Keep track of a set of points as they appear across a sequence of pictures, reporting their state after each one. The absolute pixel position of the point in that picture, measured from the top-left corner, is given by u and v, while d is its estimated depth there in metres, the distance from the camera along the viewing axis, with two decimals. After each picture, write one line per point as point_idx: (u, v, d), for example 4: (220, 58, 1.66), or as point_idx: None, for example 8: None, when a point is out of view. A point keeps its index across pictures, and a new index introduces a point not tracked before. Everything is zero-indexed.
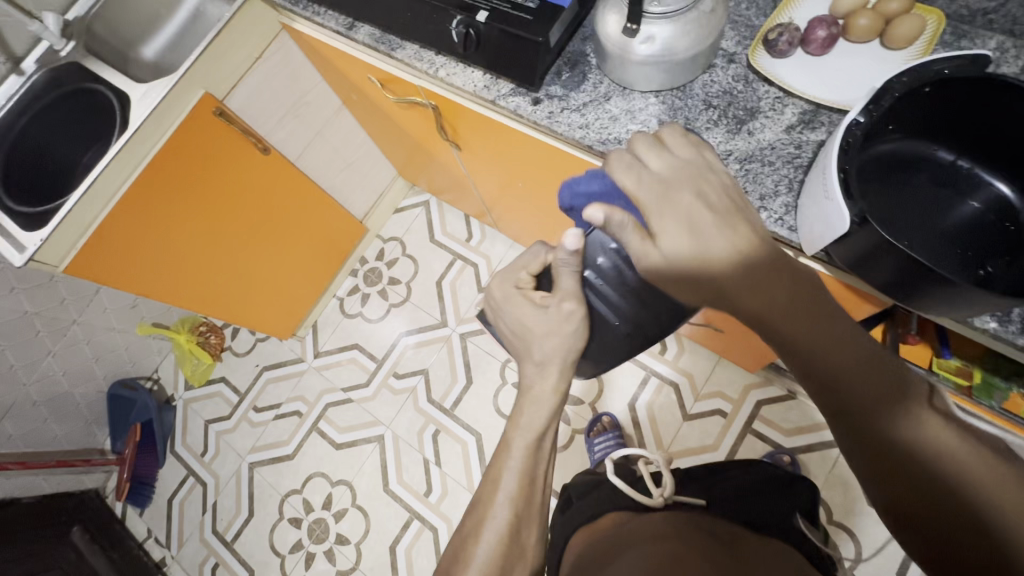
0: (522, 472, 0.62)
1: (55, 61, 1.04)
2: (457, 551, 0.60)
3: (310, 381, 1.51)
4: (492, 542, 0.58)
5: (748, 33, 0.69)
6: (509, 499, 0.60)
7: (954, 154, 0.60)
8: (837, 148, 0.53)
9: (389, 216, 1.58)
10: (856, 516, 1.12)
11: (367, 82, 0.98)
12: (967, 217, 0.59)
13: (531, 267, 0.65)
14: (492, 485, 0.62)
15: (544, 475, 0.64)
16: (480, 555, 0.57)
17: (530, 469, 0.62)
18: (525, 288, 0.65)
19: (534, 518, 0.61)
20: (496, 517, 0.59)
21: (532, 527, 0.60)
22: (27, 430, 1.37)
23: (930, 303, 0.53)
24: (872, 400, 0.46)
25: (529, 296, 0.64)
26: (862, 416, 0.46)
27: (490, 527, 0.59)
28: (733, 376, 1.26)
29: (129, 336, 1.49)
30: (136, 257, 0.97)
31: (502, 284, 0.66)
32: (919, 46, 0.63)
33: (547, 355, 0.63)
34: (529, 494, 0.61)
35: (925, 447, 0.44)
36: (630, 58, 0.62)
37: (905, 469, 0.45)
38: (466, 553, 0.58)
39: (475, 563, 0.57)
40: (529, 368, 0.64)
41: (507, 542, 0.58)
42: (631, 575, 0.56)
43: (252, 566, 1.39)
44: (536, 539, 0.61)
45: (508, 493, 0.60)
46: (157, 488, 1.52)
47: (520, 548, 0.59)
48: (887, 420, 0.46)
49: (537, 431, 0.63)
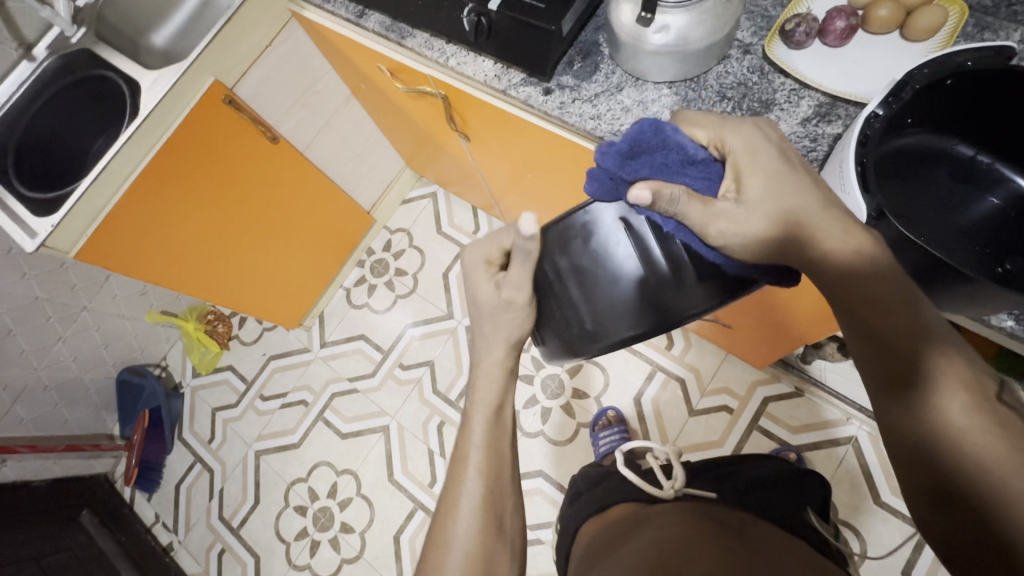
0: (487, 445, 0.63)
1: (66, 48, 1.04)
2: (437, 531, 0.60)
3: (316, 370, 1.52)
4: (472, 518, 0.59)
5: (764, 24, 0.68)
6: (480, 474, 0.61)
7: (973, 149, 0.59)
8: (855, 141, 0.52)
9: (396, 207, 1.57)
10: (862, 514, 1.12)
11: (377, 71, 0.98)
12: (984, 214, 0.58)
13: (502, 243, 0.63)
14: (459, 463, 0.62)
15: (511, 449, 0.65)
16: (460, 535, 0.58)
17: (495, 443, 0.63)
18: (494, 264, 0.63)
19: (508, 490, 0.62)
20: (470, 493, 0.60)
21: (506, 498, 0.61)
22: (39, 414, 1.39)
23: (948, 298, 0.53)
24: (908, 379, 0.48)
25: (490, 275, 0.63)
26: (908, 390, 0.48)
27: (465, 504, 0.59)
28: (740, 372, 1.25)
29: (138, 323, 1.50)
30: (149, 243, 0.98)
31: (473, 253, 0.63)
32: (939, 39, 0.62)
33: (489, 338, 0.63)
34: (498, 463, 0.62)
35: (954, 419, 0.46)
36: (644, 49, 0.61)
37: (922, 451, 0.47)
38: (443, 535, 0.59)
39: (456, 546, 0.57)
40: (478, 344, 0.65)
41: (486, 514, 0.59)
42: (637, 556, 0.57)
43: (258, 552, 1.40)
44: (512, 512, 0.62)
45: (476, 466, 0.61)
46: (165, 473, 1.53)
47: (500, 518, 0.60)
48: (927, 395, 0.47)
49: (492, 405, 0.64)
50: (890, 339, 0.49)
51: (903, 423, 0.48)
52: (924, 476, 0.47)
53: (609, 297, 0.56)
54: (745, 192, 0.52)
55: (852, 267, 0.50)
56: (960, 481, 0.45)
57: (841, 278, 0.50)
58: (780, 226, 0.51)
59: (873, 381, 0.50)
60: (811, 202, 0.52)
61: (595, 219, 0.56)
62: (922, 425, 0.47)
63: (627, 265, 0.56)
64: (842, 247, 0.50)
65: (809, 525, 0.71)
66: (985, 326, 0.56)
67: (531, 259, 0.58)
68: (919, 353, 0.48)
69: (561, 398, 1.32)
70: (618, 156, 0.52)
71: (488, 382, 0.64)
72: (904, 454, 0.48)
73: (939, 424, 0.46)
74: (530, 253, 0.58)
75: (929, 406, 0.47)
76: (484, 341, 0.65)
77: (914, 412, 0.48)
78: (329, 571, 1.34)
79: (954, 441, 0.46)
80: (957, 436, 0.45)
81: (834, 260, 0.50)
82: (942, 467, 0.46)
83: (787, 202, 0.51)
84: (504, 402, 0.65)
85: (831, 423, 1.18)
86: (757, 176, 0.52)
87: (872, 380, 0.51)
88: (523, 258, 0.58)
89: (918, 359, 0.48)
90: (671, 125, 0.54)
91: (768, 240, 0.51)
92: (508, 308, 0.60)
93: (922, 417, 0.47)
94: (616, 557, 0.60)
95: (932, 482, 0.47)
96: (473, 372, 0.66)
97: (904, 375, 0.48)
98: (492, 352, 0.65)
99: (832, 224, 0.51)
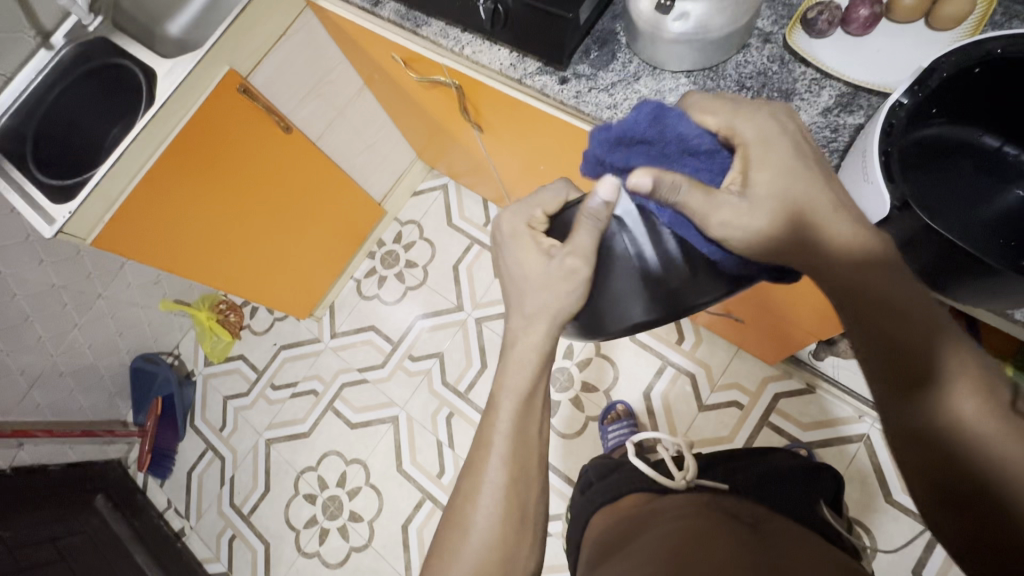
0: (513, 433, 0.60)
1: (84, 36, 1.06)
2: (455, 515, 0.60)
3: (326, 360, 1.53)
4: (495, 508, 0.58)
5: (786, 12, 0.66)
6: (502, 462, 0.59)
7: (1000, 141, 0.58)
8: (880, 130, 0.52)
9: (407, 199, 1.57)
10: (873, 512, 1.11)
11: (390, 61, 0.97)
12: (1009, 207, 0.57)
13: (548, 206, 0.63)
14: (482, 448, 0.61)
15: (538, 432, 0.62)
16: (479, 522, 0.58)
17: (521, 428, 0.61)
18: (536, 228, 0.63)
19: (533, 479, 0.60)
20: (492, 482, 0.59)
21: (531, 489, 0.60)
22: (54, 400, 1.41)
23: (971, 291, 0.52)
24: (922, 382, 0.47)
25: (536, 239, 0.62)
26: (918, 389, 0.47)
27: (487, 492, 0.59)
28: (751, 368, 1.25)
29: (151, 311, 1.51)
30: (163, 232, 0.99)
31: (514, 218, 0.63)
32: (965, 28, 0.61)
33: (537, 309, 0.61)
34: (524, 452, 0.60)
35: (964, 418, 0.45)
36: (662, 36, 0.61)
37: (932, 452, 0.46)
38: (463, 521, 0.59)
39: (475, 531, 0.58)
40: (518, 322, 0.62)
41: (510, 505, 0.58)
42: (655, 550, 0.57)
43: (268, 539, 1.42)
44: (536, 500, 0.60)
45: (500, 455, 0.59)
46: (177, 460, 1.55)
47: (523, 508, 0.59)
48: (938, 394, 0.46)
49: (522, 393, 0.61)
50: (901, 339, 0.48)
51: (916, 428, 0.47)
52: (939, 482, 0.46)
53: (623, 288, 0.57)
54: (752, 185, 0.52)
55: (861, 265, 0.50)
56: (973, 482, 0.44)
57: (853, 274, 0.50)
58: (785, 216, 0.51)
59: (882, 380, 0.49)
60: (822, 201, 0.52)
61: (620, 211, 0.57)
62: (933, 425, 0.46)
63: (641, 260, 0.55)
64: (849, 246, 0.50)
65: (824, 522, 0.70)
66: (1007, 320, 0.55)
67: (601, 226, 0.56)
68: (930, 352, 0.47)
69: (570, 391, 1.32)
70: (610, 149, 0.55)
71: (518, 368, 0.61)
72: (917, 461, 0.47)
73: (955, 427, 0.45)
74: (599, 221, 0.56)
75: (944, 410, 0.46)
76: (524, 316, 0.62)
77: (925, 412, 0.47)
78: (338, 559, 1.36)
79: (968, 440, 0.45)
80: (969, 436, 0.45)
81: (843, 257, 0.51)
82: (958, 471, 0.45)
83: (788, 193, 0.51)
84: (535, 390, 0.62)
85: (841, 420, 1.17)
86: (765, 168, 0.52)
87: (881, 386, 0.50)
88: (591, 226, 0.56)
89: (931, 359, 0.47)
90: (676, 111, 0.53)
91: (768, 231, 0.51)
92: (565, 276, 0.58)
93: (933, 416, 0.46)
94: (631, 547, 0.60)
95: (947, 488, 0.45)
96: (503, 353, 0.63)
97: (914, 374, 0.47)
98: (527, 331, 0.61)
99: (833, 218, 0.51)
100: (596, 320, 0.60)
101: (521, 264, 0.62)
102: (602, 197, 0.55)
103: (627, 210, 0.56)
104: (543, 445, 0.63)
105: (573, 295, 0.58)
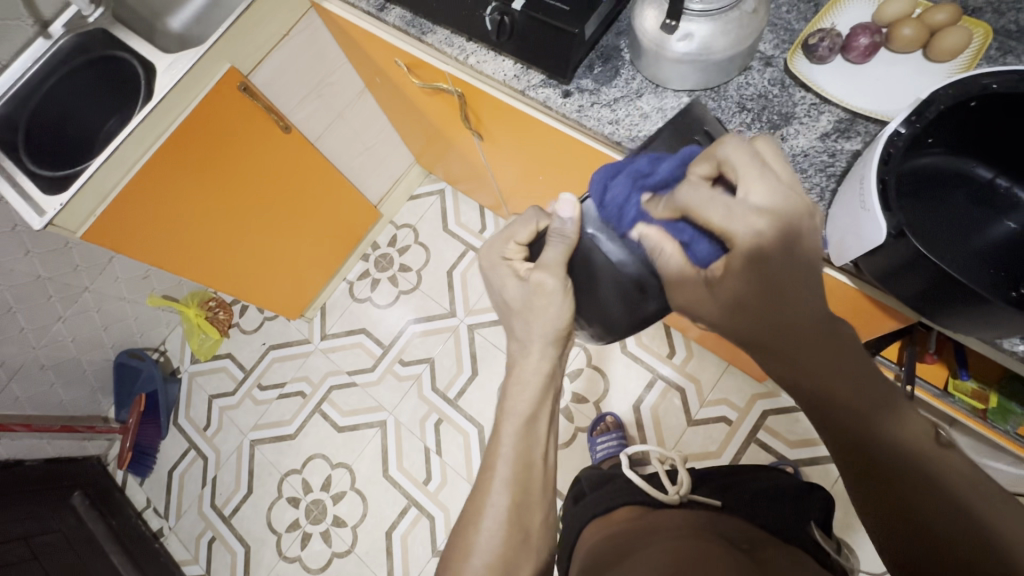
0: (517, 457, 0.61)
1: (83, 27, 1.04)
2: (457, 540, 0.60)
3: (315, 362, 1.51)
4: (497, 532, 0.58)
5: (787, 37, 0.68)
6: (506, 485, 0.60)
7: (993, 172, 0.59)
8: (876, 158, 0.53)
9: (404, 202, 1.57)
10: (855, 532, 1.12)
11: (392, 65, 0.98)
12: (1000, 237, 0.58)
13: (519, 237, 0.64)
14: (487, 473, 0.61)
15: (543, 459, 0.63)
16: (481, 545, 0.58)
17: (525, 453, 0.61)
18: (513, 259, 0.65)
19: (534, 505, 0.61)
20: (495, 504, 0.59)
21: (534, 512, 0.60)
22: (34, 393, 1.39)
23: (962, 321, 0.53)
24: (863, 414, 0.49)
25: (516, 269, 0.64)
26: (863, 427, 0.49)
27: (489, 515, 0.59)
28: (741, 385, 1.25)
29: (139, 307, 1.49)
30: (153, 227, 0.97)
31: (489, 252, 0.66)
32: (962, 61, 0.62)
33: (529, 336, 0.63)
34: (526, 477, 0.61)
35: (897, 442, 0.48)
36: (665, 55, 0.61)
37: (881, 476, 0.48)
38: (464, 543, 0.59)
39: (478, 553, 0.58)
40: (514, 347, 0.65)
41: (513, 529, 0.59)
42: (659, 562, 0.57)
43: (249, 542, 1.39)
44: (541, 523, 0.61)
45: (503, 480, 0.60)
46: (158, 459, 1.53)
47: (525, 533, 0.59)
48: (879, 425, 0.48)
49: (525, 415, 0.62)
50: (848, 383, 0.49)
51: (865, 460, 0.48)
52: (903, 517, 0.46)
53: (615, 302, 0.62)
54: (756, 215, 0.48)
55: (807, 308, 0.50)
56: (921, 502, 0.46)
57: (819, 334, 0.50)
58: (745, 250, 0.48)
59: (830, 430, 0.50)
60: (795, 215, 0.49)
61: (590, 227, 0.61)
62: (882, 455, 0.48)
63: (623, 267, 0.60)
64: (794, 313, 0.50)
65: (809, 538, 0.70)
66: (996, 349, 0.56)
67: (568, 244, 0.60)
68: (872, 402, 0.49)
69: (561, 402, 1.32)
70: (620, 219, 0.56)
71: (522, 391, 0.62)
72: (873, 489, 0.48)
73: (904, 447, 0.48)
74: (564, 237, 0.60)
75: (871, 429, 0.48)
76: (521, 342, 0.64)
77: (878, 443, 0.48)
78: (319, 564, 1.33)
79: (910, 461, 0.47)
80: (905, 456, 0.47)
81: (791, 299, 0.49)
82: (898, 486, 0.47)
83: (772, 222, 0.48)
84: (539, 411, 0.63)
85: None
86: (760, 184, 0.48)
87: (827, 441, 0.52)
88: (559, 242, 0.60)
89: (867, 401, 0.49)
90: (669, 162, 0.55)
91: (762, 255, 0.48)
92: (539, 293, 0.61)
93: (884, 447, 0.48)
94: (633, 559, 0.60)
95: (914, 521, 0.45)
96: (509, 378, 0.64)
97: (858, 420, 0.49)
98: (526, 355, 0.63)
99: (808, 227, 0.49)
100: (605, 319, 0.63)
101: (504, 294, 0.64)
102: (564, 217, 0.60)
103: (598, 227, 0.60)
104: (548, 470, 0.64)
105: (557, 306, 0.61)
